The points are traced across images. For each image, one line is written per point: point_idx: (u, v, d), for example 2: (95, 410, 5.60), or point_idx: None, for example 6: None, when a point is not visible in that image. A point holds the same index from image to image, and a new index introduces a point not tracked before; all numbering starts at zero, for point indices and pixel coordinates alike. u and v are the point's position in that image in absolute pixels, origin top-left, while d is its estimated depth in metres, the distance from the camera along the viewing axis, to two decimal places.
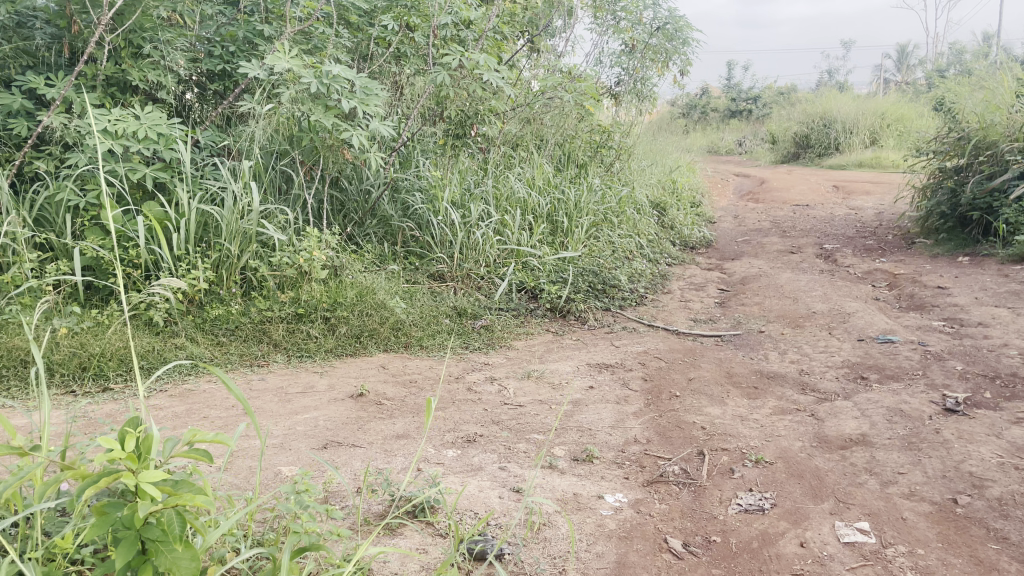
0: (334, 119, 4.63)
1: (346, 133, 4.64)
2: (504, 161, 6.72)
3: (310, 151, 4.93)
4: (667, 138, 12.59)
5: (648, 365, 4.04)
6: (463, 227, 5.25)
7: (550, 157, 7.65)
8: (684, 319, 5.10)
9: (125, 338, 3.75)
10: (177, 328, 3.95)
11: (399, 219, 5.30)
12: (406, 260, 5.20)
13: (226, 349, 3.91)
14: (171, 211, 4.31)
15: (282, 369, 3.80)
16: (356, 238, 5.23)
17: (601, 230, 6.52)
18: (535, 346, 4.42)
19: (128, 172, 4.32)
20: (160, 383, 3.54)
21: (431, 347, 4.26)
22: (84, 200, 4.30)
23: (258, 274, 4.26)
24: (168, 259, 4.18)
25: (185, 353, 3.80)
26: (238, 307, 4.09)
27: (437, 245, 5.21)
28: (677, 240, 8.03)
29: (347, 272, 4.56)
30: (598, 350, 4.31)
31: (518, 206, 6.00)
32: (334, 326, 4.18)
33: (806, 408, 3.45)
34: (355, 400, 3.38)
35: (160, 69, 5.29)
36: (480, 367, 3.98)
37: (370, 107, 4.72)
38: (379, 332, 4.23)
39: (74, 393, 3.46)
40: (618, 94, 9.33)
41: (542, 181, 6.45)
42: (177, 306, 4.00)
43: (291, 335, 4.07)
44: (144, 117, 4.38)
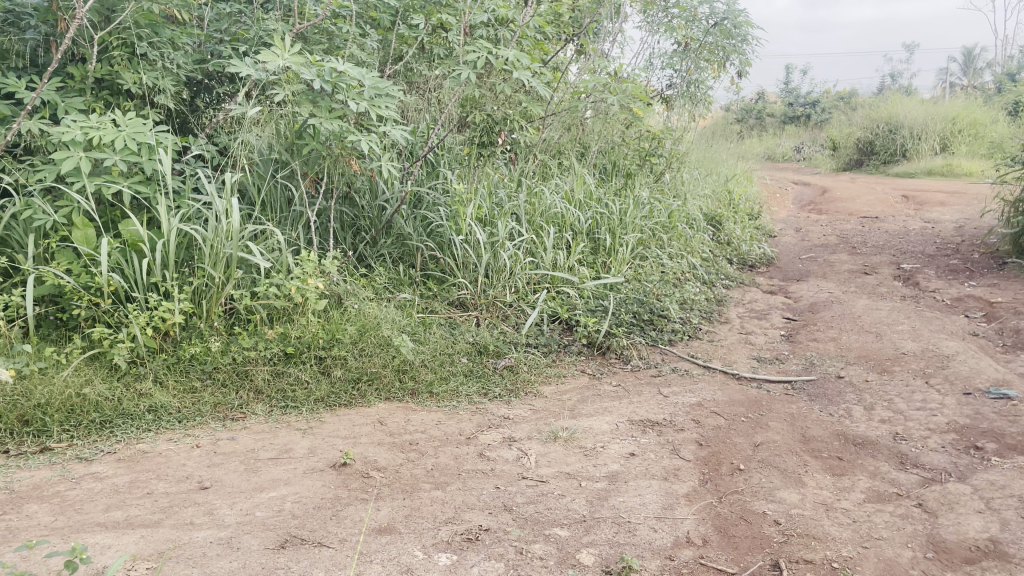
0: (339, 123, 4.01)
1: (355, 139, 4.02)
2: (539, 173, 6.04)
3: (313, 159, 4.29)
4: (722, 144, 11.75)
5: (703, 424, 3.32)
6: (489, 248, 4.59)
7: (593, 167, 6.94)
8: (746, 358, 4.34)
9: (76, 384, 3.16)
10: (145, 370, 3.37)
11: (417, 238, 4.66)
12: (423, 285, 4.56)
13: (198, 397, 3.30)
14: (148, 231, 3.75)
15: (260, 423, 3.16)
16: (367, 259, 4.60)
17: (648, 248, 5.79)
18: (567, 392, 3.72)
19: (102, 185, 3.78)
20: (111, 442, 2.94)
21: (443, 394, 3.58)
22: (53, 218, 3.77)
23: (244, 305, 3.65)
24: (141, 288, 3.61)
25: (148, 404, 3.19)
26: (217, 344, 3.49)
27: (459, 268, 4.56)
28: (734, 257, 7.24)
29: (350, 303, 3.94)
30: (641, 400, 3.59)
31: (553, 222, 5.33)
32: (329, 369, 3.54)
33: (909, 495, 2.69)
34: (337, 471, 2.73)
35: (157, 71, 4.75)
36: (498, 422, 3.30)
37: (383, 109, 4.10)
38: (381, 376, 3.56)
39: (6, 453, 2.87)
40: (670, 99, 8.59)
41: (581, 195, 5.74)
42: (146, 345, 3.42)
43: (276, 379, 3.43)
44: (122, 124, 3.84)
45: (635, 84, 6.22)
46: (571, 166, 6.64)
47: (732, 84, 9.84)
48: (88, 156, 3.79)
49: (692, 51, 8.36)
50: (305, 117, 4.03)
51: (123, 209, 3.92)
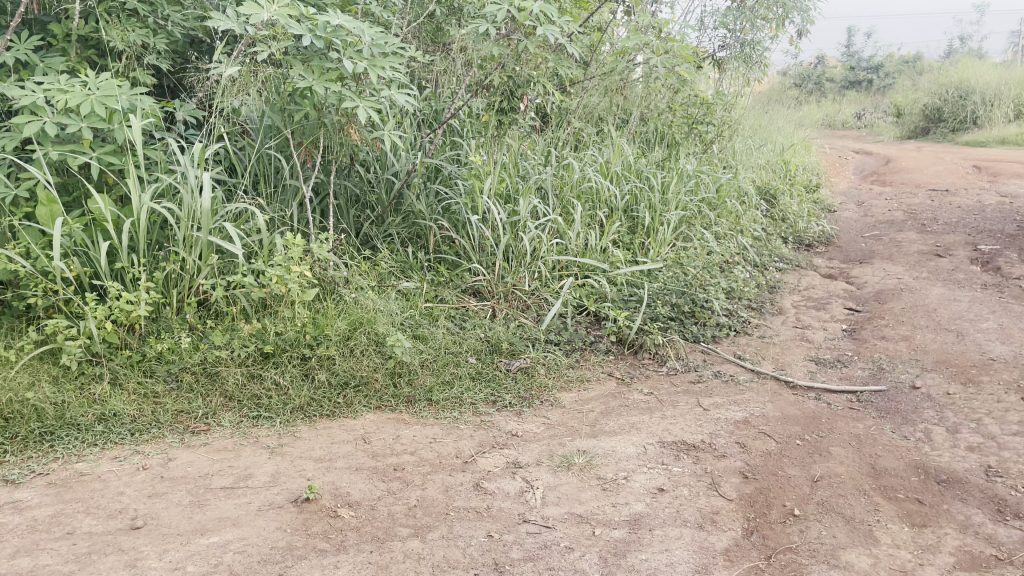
0: (334, 85, 3.49)
1: (353, 106, 3.51)
2: (571, 143, 5.44)
3: (308, 127, 3.79)
4: (779, 111, 10.92)
5: (750, 450, 2.76)
6: (508, 229, 4.06)
7: (635, 136, 6.31)
8: (802, 361, 3.75)
9: (17, 388, 2.74)
10: (102, 369, 2.94)
11: (428, 217, 4.14)
12: (434, 271, 4.05)
13: (158, 403, 2.86)
14: (117, 210, 3.31)
15: (224, 438, 2.70)
16: (373, 240, 4.10)
17: (693, 228, 5.18)
18: (590, 402, 3.18)
19: (68, 156, 3.34)
20: (46, 460, 2.51)
21: (443, 404, 3.07)
22: (14, 193, 3.35)
23: (220, 295, 3.19)
24: (105, 274, 3.18)
25: (98, 413, 2.76)
26: (185, 341, 3.04)
27: (474, 252, 4.04)
28: (789, 236, 6.57)
29: (344, 293, 3.45)
30: (677, 415, 3.04)
31: (585, 198, 4.75)
32: (312, 372, 3.06)
33: (1013, 561, 2.12)
34: (299, 508, 2.26)
35: (146, 28, 4.28)
36: (504, 441, 2.79)
37: (387, 71, 3.57)
38: (372, 381, 3.07)
39: None
40: (722, 61, 7.84)
41: (619, 167, 5.13)
42: (105, 340, 2.99)
43: (251, 384, 2.97)
44: (91, 86, 3.39)
45: (680, 44, 5.55)
46: (609, 134, 6.02)
47: (791, 45, 9.02)
48: (53, 123, 3.35)
49: (747, 8, 7.55)
50: (296, 79, 3.52)
51: (94, 183, 3.48)
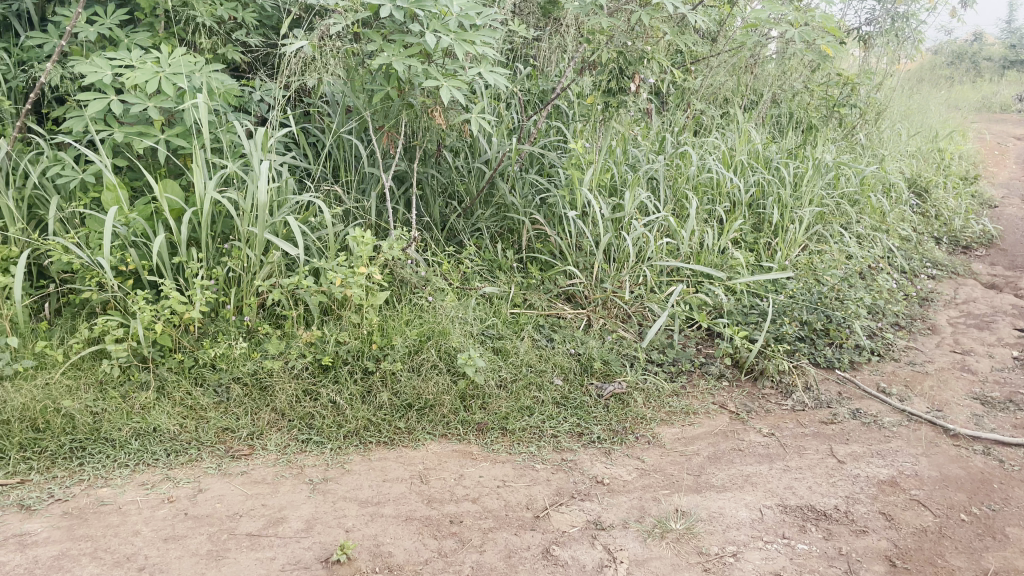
0: (416, 61, 3.07)
1: (436, 86, 3.08)
2: (691, 128, 4.85)
3: (390, 110, 3.41)
4: (931, 92, 9.75)
5: (898, 526, 2.17)
6: (609, 226, 3.56)
7: (764, 120, 5.61)
8: (965, 399, 3.06)
9: (55, 393, 2.50)
10: (148, 376, 2.68)
11: (521, 210, 3.70)
12: (524, 271, 3.61)
13: (201, 418, 2.56)
14: (180, 198, 3.05)
15: (265, 467, 2.37)
16: (459, 234, 3.71)
17: (829, 226, 4.50)
18: (695, 442, 2.66)
19: (134, 138, 3.12)
20: (70, 483, 2.24)
21: (520, 434, 2.62)
22: (83, 177, 3.16)
23: (279, 297, 2.86)
24: (163, 269, 2.92)
25: (136, 428, 2.48)
26: (238, 348, 2.73)
27: (571, 252, 3.58)
28: (943, 235, 5.71)
29: (418, 300, 3.05)
30: (803, 469, 2.47)
31: (701, 191, 4.17)
32: (373, 389, 2.68)
33: None
34: (329, 572, 1.88)
35: (234, 3, 4.00)
36: (586, 491, 2.32)
37: (478, 46, 3.13)
38: (438, 405, 2.66)
39: None
40: (869, 37, 6.95)
41: (744, 155, 4.50)
42: (155, 343, 2.72)
43: (304, 401, 2.62)
44: (161, 62, 3.15)
45: (824, 13, 4.81)
46: (735, 118, 5.36)
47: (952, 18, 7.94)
48: (120, 102, 3.13)
49: None
50: (375, 55, 3.13)
51: (163, 167, 3.25)
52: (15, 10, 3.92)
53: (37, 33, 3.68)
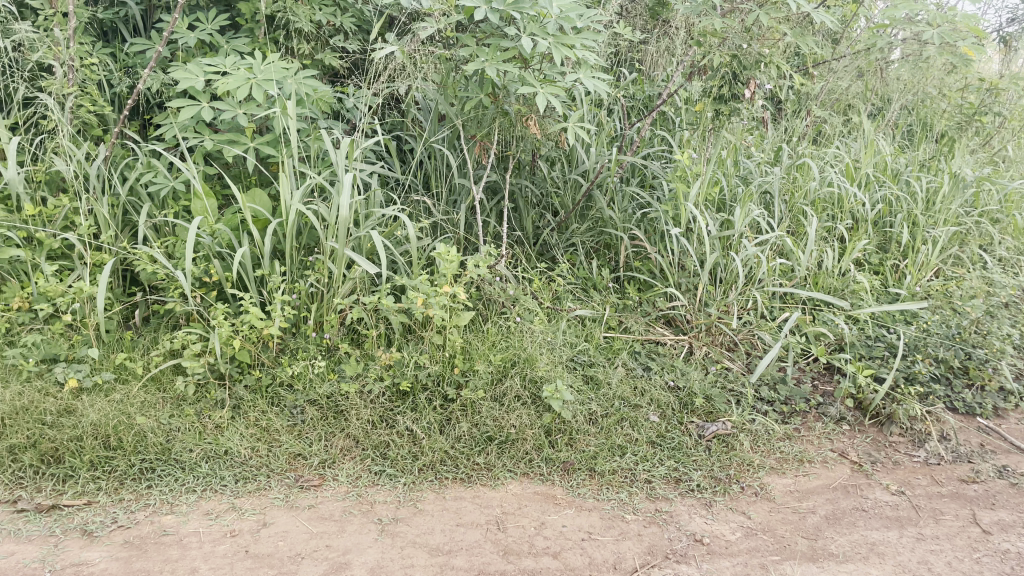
0: (511, 66, 2.87)
1: (532, 93, 2.88)
2: (810, 137, 4.46)
3: (483, 118, 3.22)
4: None
5: None
6: (716, 245, 3.26)
7: (892, 129, 5.14)
8: None
9: (129, 409, 2.43)
10: (224, 394, 2.58)
11: (620, 225, 3.45)
12: (621, 292, 3.36)
13: (273, 440, 2.43)
14: (266, 208, 2.96)
15: (334, 501, 2.21)
16: (553, 249, 3.49)
17: (966, 248, 4.03)
18: (810, 499, 2.35)
19: (225, 146, 3.05)
20: (135, 508, 2.15)
21: (609, 477, 2.38)
22: (174, 185, 3.12)
23: (359, 315, 2.72)
24: (245, 281, 2.83)
25: (207, 449, 2.37)
26: (315, 368, 2.60)
27: (673, 272, 3.30)
28: None
29: (504, 322, 2.85)
30: (939, 540, 2.13)
31: (821, 207, 3.81)
32: (453, 419, 2.49)
33: None
34: None
35: (333, 8, 3.91)
36: (682, 551, 2.06)
37: (577, 50, 2.91)
38: (521, 440, 2.44)
39: (17, 500, 2.17)
40: (1013, 37, 6.31)
41: (870, 168, 4.09)
42: (232, 360, 2.62)
43: (379, 428, 2.45)
44: (253, 67, 3.07)
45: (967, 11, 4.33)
46: (859, 126, 4.91)
47: None
48: (211, 109, 3.07)
49: None
50: (468, 60, 2.95)
51: (253, 175, 3.18)
52: (123, 16, 3.95)
53: (141, 40, 3.68)
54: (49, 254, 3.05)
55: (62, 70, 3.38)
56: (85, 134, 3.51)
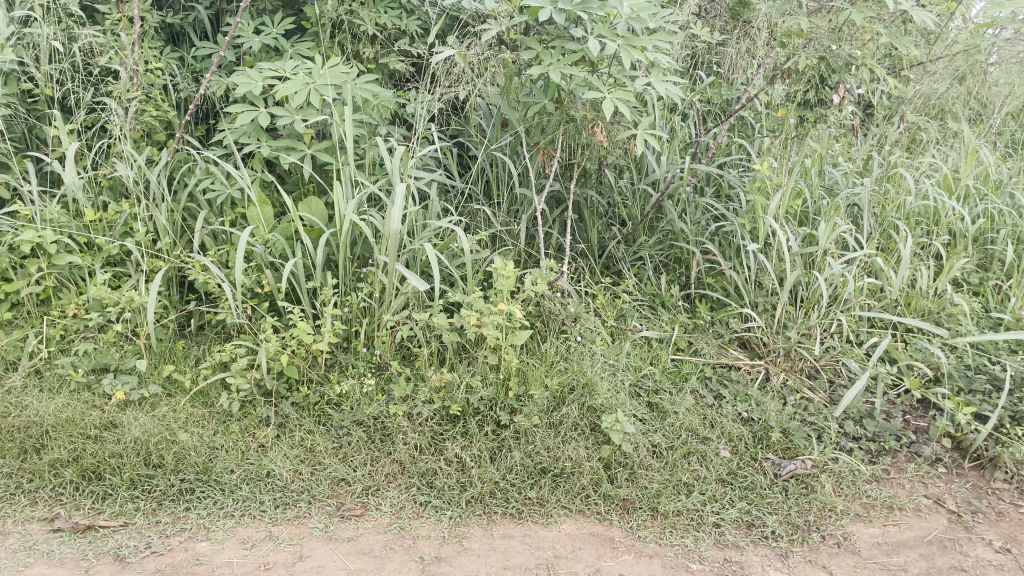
0: (577, 71, 2.69)
1: (599, 99, 2.69)
2: (902, 144, 4.13)
3: (548, 124, 3.06)
4: None
5: None
6: (798, 262, 3.00)
7: (994, 136, 4.75)
8: None
9: (173, 426, 2.35)
10: (269, 411, 2.47)
11: (692, 238, 3.23)
12: (691, 310, 3.13)
13: (317, 463, 2.31)
14: (320, 218, 2.85)
15: (375, 534, 2.08)
16: (619, 263, 3.29)
17: None
18: (900, 555, 2.10)
19: (282, 153, 2.96)
20: (171, 534, 2.06)
21: (673, 520, 2.18)
22: (231, 192, 3.05)
23: (410, 332, 2.58)
24: (296, 293, 2.73)
25: (248, 471, 2.27)
26: (364, 387, 2.47)
27: (749, 290, 3.06)
28: None
29: (563, 343, 2.67)
30: None
31: (915, 222, 3.50)
32: (505, 448, 2.33)
33: None
34: None
35: (399, 10, 3.79)
36: None
37: (650, 52, 2.72)
38: (577, 474, 2.26)
39: (55, 519, 2.11)
40: None
41: (970, 179, 3.76)
42: (278, 376, 2.52)
43: (427, 454, 2.31)
44: (313, 72, 2.96)
45: None
46: (957, 133, 4.53)
47: None
48: (269, 115, 2.99)
49: None
50: (532, 64, 2.78)
51: (310, 184, 3.08)
52: (192, 20, 3.92)
53: (207, 43, 3.64)
54: (107, 260, 3.02)
55: (127, 74, 3.37)
56: (149, 139, 3.49)
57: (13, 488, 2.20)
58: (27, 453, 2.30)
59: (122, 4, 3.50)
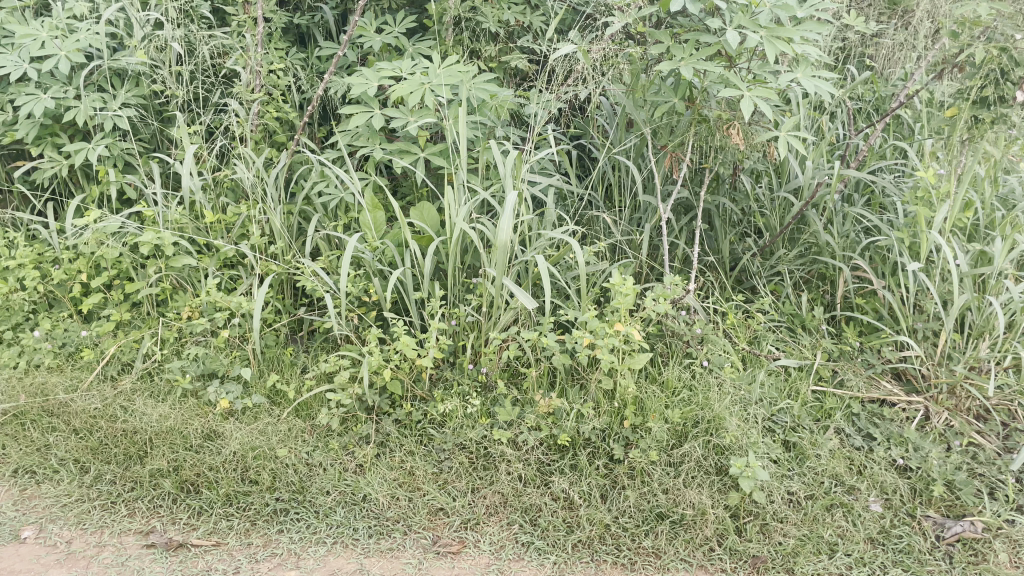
0: (712, 65, 2.41)
1: (736, 97, 2.40)
2: None
3: (677, 124, 2.79)
4: None
5: None
6: (968, 284, 2.60)
7: None
8: None
9: (271, 441, 2.26)
10: (368, 429, 2.35)
11: (839, 253, 2.87)
12: (836, 335, 2.78)
13: (415, 489, 2.16)
14: (430, 225, 2.70)
15: None
16: (753, 278, 2.98)
17: None
18: None
19: (394, 157, 2.84)
20: (261, 559, 1.96)
21: None
22: (343, 196, 2.96)
23: (519, 351, 2.39)
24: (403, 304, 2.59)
25: (344, 494, 2.15)
26: (467, 409, 2.31)
27: (907, 316, 2.68)
28: None
29: (688, 370, 2.41)
30: None
31: None
32: (618, 487, 2.09)
33: None
34: None
35: (524, 5, 3.60)
36: None
37: (797, 44, 2.41)
38: (699, 523, 2.00)
39: (150, 533, 2.05)
40: None
41: None
42: (380, 393, 2.39)
43: (531, 488, 2.11)
44: (430, 71, 2.81)
45: None
46: None
47: None
48: (383, 117, 2.87)
49: None
50: (661, 59, 2.52)
51: (423, 188, 2.95)
52: (318, 21, 3.87)
53: (329, 44, 3.58)
54: (223, 262, 2.99)
55: (249, 76, 3.35)
56: (270, 141, 3.47)
57: (113, 497, 2.17)
58: (130, 460, 2.27)
59: (248, 6, 3.49)
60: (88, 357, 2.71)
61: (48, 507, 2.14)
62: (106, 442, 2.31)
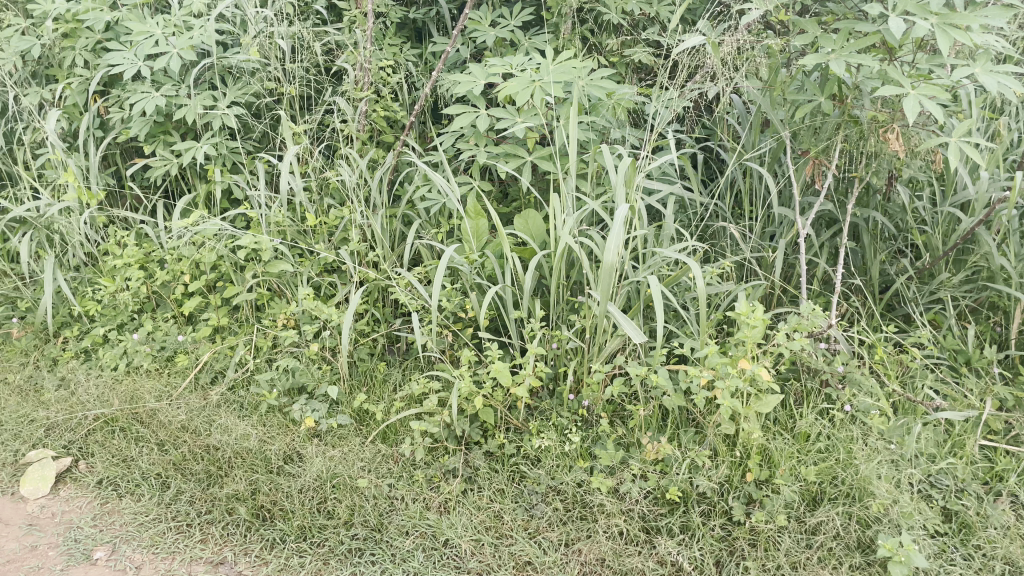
0: (868, 57, 2.03)
1: (898, 95, 2.01)
2: None
3: (823, 126, 2.41)
4: None
5: None
6: None
7: None
8: None
9: (352, 469, 2.09)
10: (457, 461, 2.13)
11: (1017, 281, 2.42)
12: (1011, 378, 2.34)
13: (503, 536, 1.93)
14: (534, 236, 2.46)
15: None
16: (907, 305, 2.56)
17: None
18: None
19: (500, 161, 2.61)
20: None
21: None
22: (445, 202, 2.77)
23: (629, 384, 2.12)
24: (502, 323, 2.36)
25: (425, 537, 1.94)
26: (566, 449, 2.05)
27: None
28: None
29: (826, 416, 2.06)
30: None
31: None
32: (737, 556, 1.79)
33: None
34: None
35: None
36: None
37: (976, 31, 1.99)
38: None
39: (220, 565, 1.92)
40: None
41: None
42: (471, 422, 2.17)
43: (634, 548, 1.84)
44: (544, 67, 2.56)
45: None
46: None
47: None
48: (490, 117, 2.64)
49: None
50: (806, 50, 2.15)
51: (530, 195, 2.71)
52: (433, 15, 3.69)
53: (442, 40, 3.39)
54: (321, 268, 2.86)
55: (358, 74, 3.20)
56: (377, 140, 3.32)
57: (188, 519, 2.05)
58: (210, 480, 2.15)
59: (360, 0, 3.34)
60: (183, 363, 2.64)
61: (124, 526, 2.05)
62: (189, 458, 2.21)
